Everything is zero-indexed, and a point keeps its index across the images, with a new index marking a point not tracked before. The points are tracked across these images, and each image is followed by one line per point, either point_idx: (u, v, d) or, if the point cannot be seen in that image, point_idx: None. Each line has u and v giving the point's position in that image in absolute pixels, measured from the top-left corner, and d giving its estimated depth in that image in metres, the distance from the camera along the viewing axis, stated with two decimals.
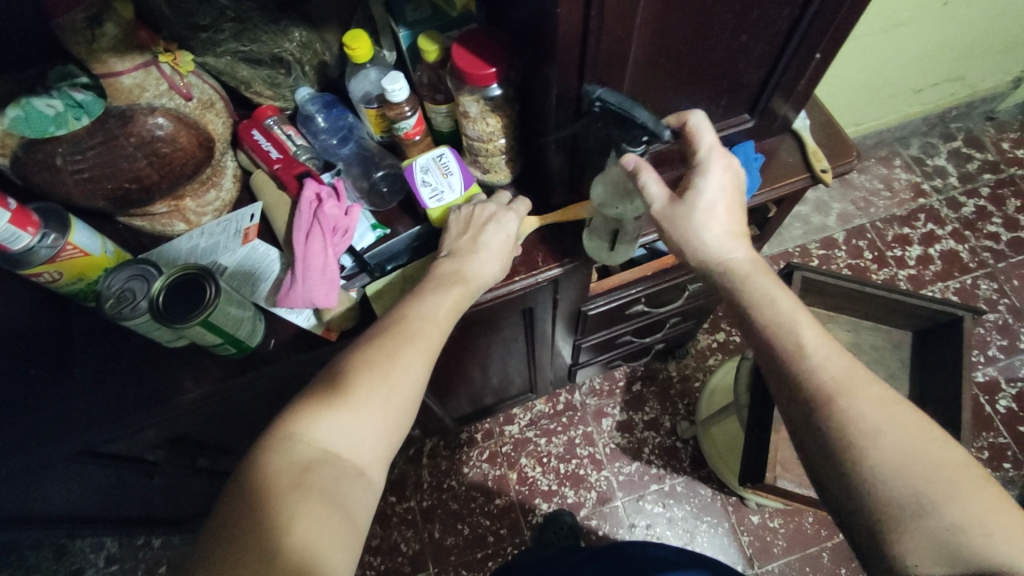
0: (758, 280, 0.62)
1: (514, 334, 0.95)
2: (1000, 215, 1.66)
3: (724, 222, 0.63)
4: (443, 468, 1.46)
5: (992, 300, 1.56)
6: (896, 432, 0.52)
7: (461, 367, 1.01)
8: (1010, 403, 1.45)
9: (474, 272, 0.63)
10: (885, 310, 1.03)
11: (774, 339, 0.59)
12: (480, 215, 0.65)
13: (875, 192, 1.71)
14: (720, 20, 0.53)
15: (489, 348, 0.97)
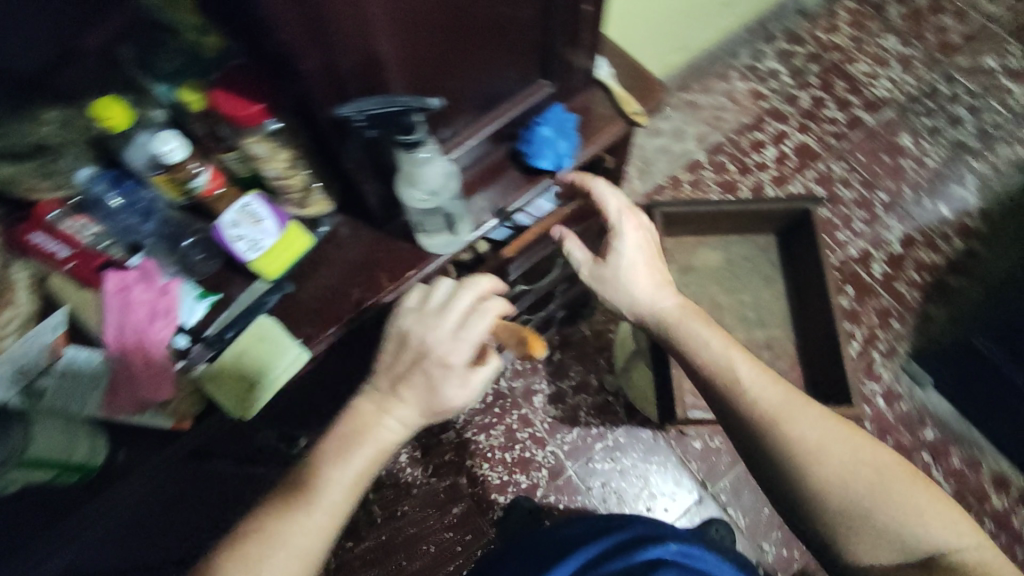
0: (685, 321, 0.75)
1: (404, 350, 0.93)
2: (832, 99, 1.78)
3: (641, 277, 0.77)
4: (391, 496, 1.43)
5: (845, 178, 1.68)
6: (837, 451, 0.63)
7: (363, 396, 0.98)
8: (884, 267, 1.58)
9: (379, 423, 0.64)
10: (747, 221, 1.06)
11: (724, 386, 0.69)
12: (411, 356, 0.65)
13: (722, 108, 1.79)
14: (472, 8, 0.53)
15: (384, 370, 0.95)
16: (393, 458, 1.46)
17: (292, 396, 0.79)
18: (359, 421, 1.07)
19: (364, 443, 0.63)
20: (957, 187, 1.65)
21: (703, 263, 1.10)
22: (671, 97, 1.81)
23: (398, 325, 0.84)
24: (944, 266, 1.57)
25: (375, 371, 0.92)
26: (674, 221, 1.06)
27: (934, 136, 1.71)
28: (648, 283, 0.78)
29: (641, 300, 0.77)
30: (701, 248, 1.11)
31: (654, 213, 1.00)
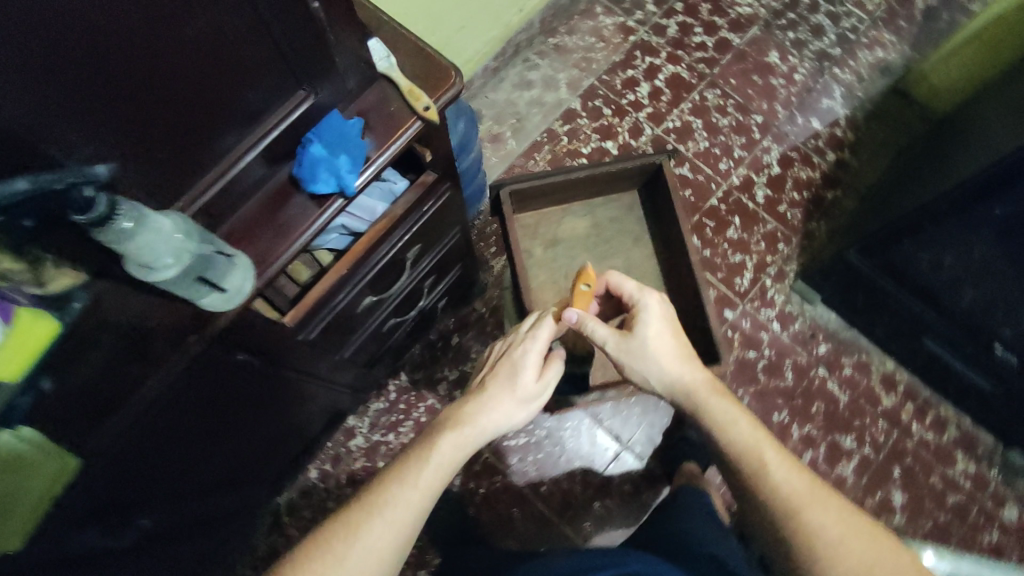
0: (707, 397, 0.80)
1: (248, 386, 0.85)
2: (698, 24, 1.72)
3: (666, 350, 0.84)
4: (308, 516, 1.37)
5: (720, 106, 1.65)
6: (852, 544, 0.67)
7: (222, 441, 0.89)
8: (766, 191, 1.58)
9: (447, 440, 0.76)
10: (606, 183, 1.03)
11: (747, 466, 0.74)
12: (476, 409, 0.80)
13: (591, 48, 1.70)
14: (145, 52, 0.46)
15: (238, 411, 0.87)
16: (303, 477, 1.39)
17: (132, 475, 0.73)
18: (232, 464, 0.99)
19: (426, 467, 0.73)
20: (826, 99, 1.65)
21: (569, 233, 1.05)
22: (537, 43, 1.70)
23: (218, 364, 0.75)
24: (821, 181, 1.59)
25: (221, 415, 0.84)
26: (533, 194, 1.00)
27: (800, 49, 1.70)
28: (676, 361, 0.84)
29: (666, 372, 0.84)
30: (566, 217, 1.06)
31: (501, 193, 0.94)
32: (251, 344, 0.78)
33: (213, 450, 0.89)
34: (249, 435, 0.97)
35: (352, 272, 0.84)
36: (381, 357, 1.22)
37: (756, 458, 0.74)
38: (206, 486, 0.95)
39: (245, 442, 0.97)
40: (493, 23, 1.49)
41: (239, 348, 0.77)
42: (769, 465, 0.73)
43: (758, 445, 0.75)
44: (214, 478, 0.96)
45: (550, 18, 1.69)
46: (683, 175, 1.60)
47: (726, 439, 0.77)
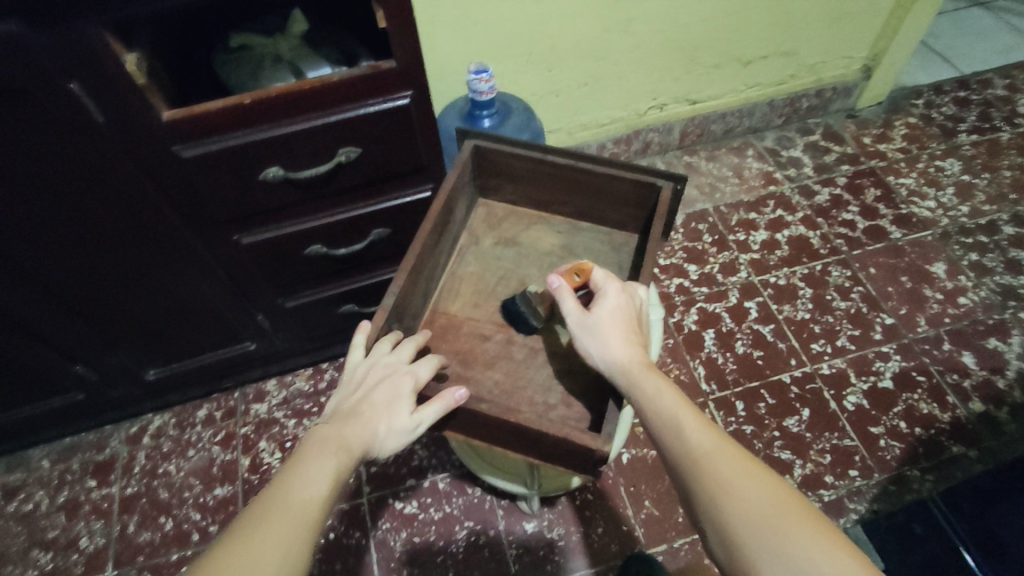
0: (643, 377, 0.60)
1: (80, 153, 0.70)
2: (857, 203, 1.48)
3: (616, 340, 0.63)
4: (165, 450, 1.20)
5: (843, 287, 1.34)
6: (745, 491, 0.51)
7: (34, 211, 0.74)
8: (860, 400, 1.19)
9: (354, 427, 0.60)
10: (588, 196, 0.84)
11: (693, 474, 0.54)
12: (371, 376, 0.64)
13: (723, 179, 1.55)
14: None
15: (63, 183, 0.73)
16: (191, 408, 1.25)
17: None
18: (53, 271, 0.83)
19: (334, 426, 0.60)
20: (993, 339, 1.25)
21: (530, 242, 0.88)
22: (669, 155, 1.61)
23: (36, 75, 0.62)
24: (946, 425, 1.15)
25: (35, 168, 0.70)
26: (499, 179, 0.87)
27: (979, 274, 1.34)
28: (622, 347, 0.63)
29: (610, 361, 0.62)
30: (538, 225, 0.89)
31: (464, 140, 0.82)
32: (88, 82, 0.65)
33: (16, 218, 0.74)
34: (85, 247, 0.81)
35: (257, 105, 0.72)
36: (307, 308, 1.06)
37: (692, 465, 0.54)
38: (5, 267, 0.80)
39: (78, 254, 0.82)
40: (624, 101, 1.44)
41: (80, 79, 0.64)
42: (718, 475, 0.53)
43: (716, 450, 0.54)
44: (21, 266, 0.80)
45: (694, 137, 1.59)
46: (760, 333, 1.28)
47: (672, 445, 0.56)
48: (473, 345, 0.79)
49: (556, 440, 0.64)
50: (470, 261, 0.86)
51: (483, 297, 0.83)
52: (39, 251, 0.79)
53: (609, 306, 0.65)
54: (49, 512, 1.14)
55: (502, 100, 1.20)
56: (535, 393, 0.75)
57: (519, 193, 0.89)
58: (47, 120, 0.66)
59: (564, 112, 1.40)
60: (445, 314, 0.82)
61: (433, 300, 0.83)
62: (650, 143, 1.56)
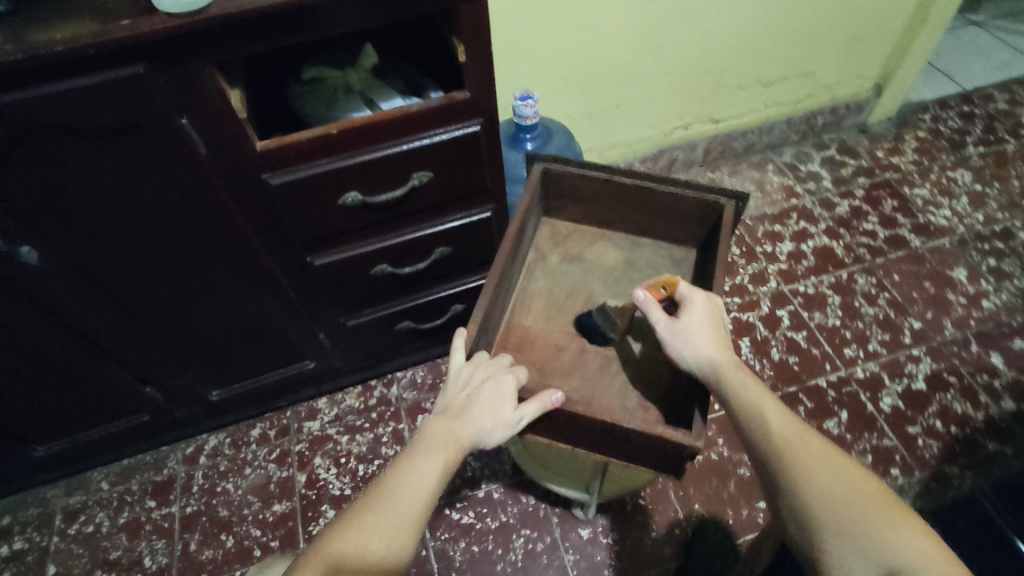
0: (733, 375, 0.65)
1: (180, 182, 0.75)
2: (876, 214, 1.54)
3: (706, 345, 0.68)
4: (222, 468, 1.23)
5: (870, 294, 1.39)
6: (821, 471, 0.56)
7: (130, 238, 0.79)
8: (896, 401, 1.23)
9: (462, 426, 0.65)
10: (650, 213, 0.89)
11: (778, 465, 0.58)
12: (474, 380, 0.70)
13: (746, 194, 1.61)
14: None
15: (161, 211, 0.77)
16: (245, 427, 1.28)
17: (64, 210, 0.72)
18: (138, 295, 0.87)
19: (442, 424, 0.65)
20: (1018, 340, 1.31)
21: (595, 258, 0.93)
22: (692, 172, 1.67)
23: (152, 112, 0.67)
24: (980, 423, 1.20)
25: (138, 198, 0.75)
26: (563, 199, 0.92)
27: (998, 279, 1.40)
28: (713, 350, 0.68)
29: (701, 363, 0.68)
30: (601, 242, 0.94)
31: (533, 164, 0.88)
32: (196, 116, 0.70)
33: (114, 245, 0.79)
34: (172, 271, 0.86)
35: (344, 136, 0.77)
36: (366, 325, 1.09)
37: (778, 457, 0.58)
38: (97, 293, 0.84)
39: (164, 278, 0.86)
40: (652, 122, 1.50)
41: (188, 114, 0.69)
42: (802, 465, 0.57)
43: (801, 442, 0.58)
44: (111, 291, 0.85)
45: (715, 155, 1.66)
46: (794, 340, 1.33)
47: (758, 438, 0.60)
48: (549, 355, 0.83)
49: (646, 438, 0.68)
50: (539, 277, 0.91)
51: (555, 312, 0.88)
52: (131, 274, 0.84)
53: (698, 314, 0.70)
54: (111, 533, 1.16)
55: (545, 124, 1.26)
56: (612, 398, 0.79)
57: (583, 212, 0.94)
58: (155, 152, 0.71)
59: (596, 134, 1.47)
60: (519, 326, 0.86)
61: (508, 314, 0.88)
62: (675, 161, 1.62)
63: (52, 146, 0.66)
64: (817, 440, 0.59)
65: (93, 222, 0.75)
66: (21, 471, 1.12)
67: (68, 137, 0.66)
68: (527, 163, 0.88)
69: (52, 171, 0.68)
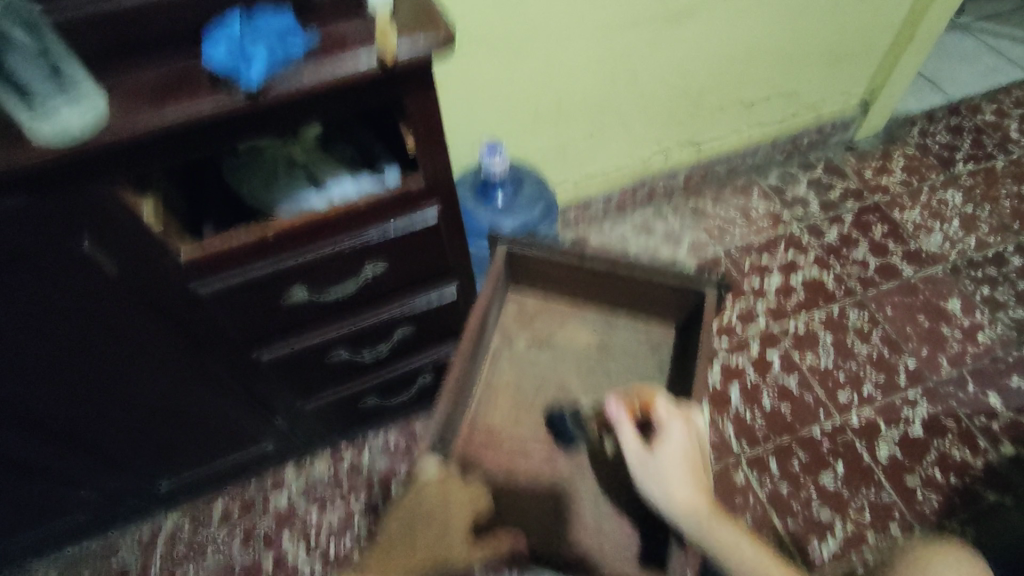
0: (726, 534, 0.55)
1: (91, 308, 0.64)
2: (866, 241, 1.48)
3: (682, 487, 0.58)
4: (180, 554, 1.13)
5: (863, 331, 1.33)
6: None
7: (40, 366, 0.68)
8: (893, 450, 1.18)
9: None
10: (625, 294, 0.81)
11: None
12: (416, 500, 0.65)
13: (731, 221, 1.54)
14: None
15: (71, 338, 0.66)
16: (205, 505, 1.18)
17: None
18: (59, 417, 0.76)
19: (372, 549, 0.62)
20: (1016, 377, 1.26)
21: (564, 342, 0.85)
22: (675, 199, 1.59)
23: (45, 240, 0.56)
24: (980, 472, 1.15)
25: (40, 329, 0.63)
26: (530, 278, 0.84)
27: (993, 309, 1.35)
28: (692, 490, 0.58)
29: (677, 510, 0.57)
30: (571, 322, 0.86)
31: (496, 245, 0.79)
32: (102, 238, 0.58)
33: (19, 376, 0.68)
34: (96, 389, 0.75)
35: (281, 239, 0.67)
36: (327, 404, 1.00)
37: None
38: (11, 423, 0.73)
39: (87, 397, 0.76)
40: (629, 150, 1.42)
41: (93, 236, 0.58)
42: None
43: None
44: (23, 419, 0.74)
45: (698, 180, 1.58)
46: (786, 385, 1.26)
47: None
48: (518, 462, 0.79)
49: None
50: (505, 368, 0.84)
51: (524, 412, 0.81)
52: (48, 398, 0.73)
53: (671, 446, 0.60)
54: None
55: (513, 170, 1.16)
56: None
57: (551, 290, 0.86)
58: (54, 283, 0.60)
59: (569, 165, 1.38)
60: (484, 427, 0.80)
61: (472, 413, 0.81)
62: (656, 189, 1.54)
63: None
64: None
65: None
66: None
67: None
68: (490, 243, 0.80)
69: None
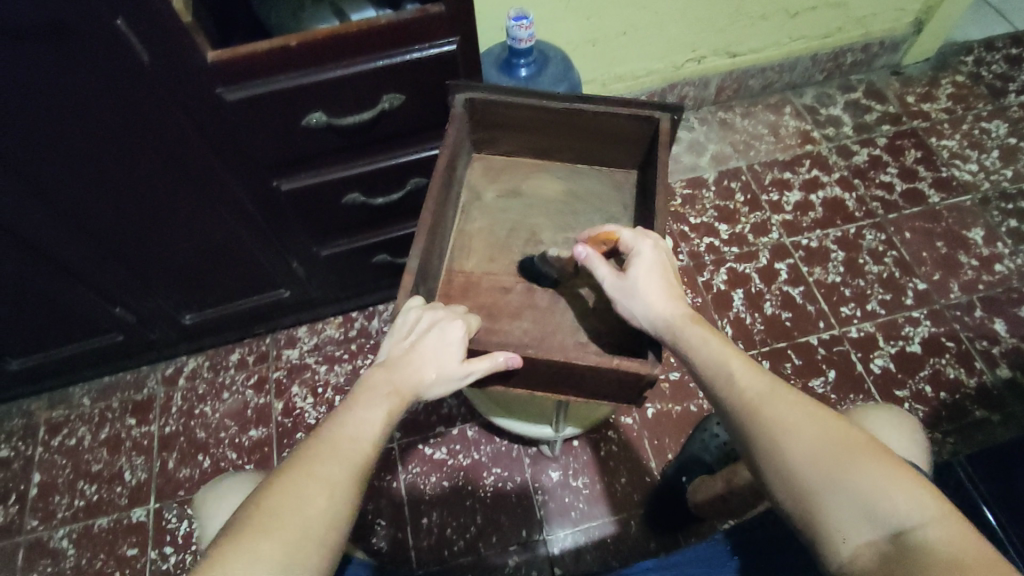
0: (688, 331, 0.63)
1: (121, 92, 0.69)
2: (896, 165, 1.44)
3: (655, 298, 0.66)
4: (200, 391, 1.23)
5: (877, 251, 1.32)
6: (794, 419, 0.56)
7: (78, 155, 0.75)
8: (887, 362, 1.19)
9: (405, 381, 0.62)
10: (588, 136, 0.83)
11: (752, 424, 0.57)
12: (415, 328, 0.65)
13: (758, 136, 1.51)
14: None
15: (104, 124, 0.72)
16: (224, 352, 1.27)
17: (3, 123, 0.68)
18: (95, 216, 0.84)
19: (385, 374, 0.62)
20: None
21: (530, 191, 0.87)
22: (704, 110, 1.56)
23: (83, 13, 0.61)
24: (972, 391, 1.16)
25: (78, 111, 0.70)
26: (494, 131, 0.85)
27: (1017, 242, 1.32)
28: (662, 302, 0.65)
29: (653, 317, 0.65)
30: (535, 174, 0.88)
31: (457, 98, 0.79)
32: (135, 20, 0.63)
33: (60, 159, 0.74)
34: (127, 190, 0.82)
35: (302, 52, 0.71)
36: (340, 256, 1.06)
37: (751, 414, 0.57)
38: (54, 213, 0.81)
39: (119, 197, 0.82)
40: (663, 52, 1.38)
41: (127, 17, 0.63)
42: (774, 419, 0.56)
43: (776, 395, 0.58)
44: (60, 208, 0.81)
45: (730, 92, 1.55)
46: (790, 295, 1.27)
47: (726, 395, 0.60)
48: (496, 298, 0.78)
49: (603, 370, 0.64)
50: (476, 218, 0.85)
51: (497, 251, 0.82)
52: (85, 194, 0.80)
53: (643, 265, 0.67)
54: (93, 446, 1.19)
55: (540, 49, 1.16)
56: (565, 336, 0.76)
57: (515, 143, 0.87)
58: (89, 57, 0.65)
59: (601, 62, 1.36)
60: (461, 272, 0.80)
61: (447, 260, 0.81)
62: (685, 97, 1.52)
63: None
64: (786, 388, 0.59)
65: (34, 140, 0.71)
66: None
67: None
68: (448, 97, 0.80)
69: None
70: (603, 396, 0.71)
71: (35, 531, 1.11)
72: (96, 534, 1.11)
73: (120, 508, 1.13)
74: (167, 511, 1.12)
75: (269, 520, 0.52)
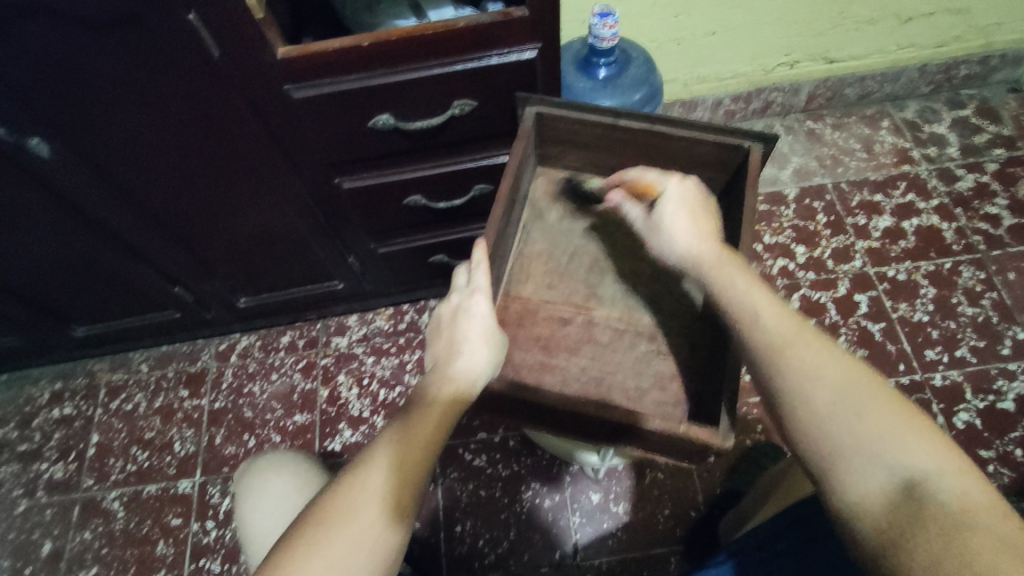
0: (721, 271, 0.59)
1: (189, 84, 0.67)
2: (1005, 196, 1.30)
3: (682, 229, 0.63)
4: (251, 370, 1.25)
5: (973, 291, 1.20)
6: (850, 403, 0.49)
7: (144, 143, 0.74)
8: (972, 418, 1.08)
9: (458, 369, 0.57)
10: (665, 158, 0.76)
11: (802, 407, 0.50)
12: (448, 316, 0.62)
13: (849, 151, 1.38)
14: None
15: (172, 115, 0.71)
16: (276, 333, 1.28)
17: (73, 110, 0.67)
18: (158, 202, 0.84)
19: (435, 372, 0.58)
20: None
21: (600, 212, 0.81)
22: (791, 119, 1.44)
23: (155, 6, 0.59)
24: None
25: (147, 102, 0.68)
26: (564, 146, 0.79)
27: None
28: (692, 238, 0.62)
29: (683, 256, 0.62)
30: (605, 193, 0.82)
31: (526, 111, 0.74)
32: (206, 13, 0.61)
33: (130, 146, 0.74)
34: (192, 180, 0.81)
35: (374, 54, 0.67)
36: (397, 252, 1.03)
37: (785, 383, 0.51)
38: (119, 196, 0.81)
39: (184, 184, 0.81)
40: (753, 54, 1.28)
41: (198, 10, 0.60)
42: (822, 409, 0.49)
43: (820, 370, 0.50)
44: (126, 192, 0.81)
45: (822, 101, 1.42)
46: (868, 331, 1.17)
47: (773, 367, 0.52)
48: (552, 331, 0.74)
49: (668, 436, 0.60)
50: (539, 238, 0.80)
51: (559, 277, 0.78)
52: (148, 179, 0.79)
53: (666, 204, 0.65)
54: (147, 413, 1.23)
55: (622, 47, 1.08)
56: (625, 378, 0.71)
57: (585, 160, 0.81)
58: (161, 48, 0.63)
59: (684, 62, 1.27)
60: (518, 298, 0.76)
61: (504, 284, 0.77)
62: (773, 103, 1.41)
63: (44, 34, 0.59)
64: (835, 359, 0.51)
65: (103, 128, 0.70)
66: (65, 346, 1.17)
67: (59, 21, 0.58)
68: (517, 113, 0.75)
69: (45, 60, 0.61)
70: (666, 456, 0.65)
71: (90, 490, 1.16)
72: (145, 499, 1.15)
73: (168, 478, 1.16)
74: (211, 485, 1.15)
75: (325, 519, 0.49)
